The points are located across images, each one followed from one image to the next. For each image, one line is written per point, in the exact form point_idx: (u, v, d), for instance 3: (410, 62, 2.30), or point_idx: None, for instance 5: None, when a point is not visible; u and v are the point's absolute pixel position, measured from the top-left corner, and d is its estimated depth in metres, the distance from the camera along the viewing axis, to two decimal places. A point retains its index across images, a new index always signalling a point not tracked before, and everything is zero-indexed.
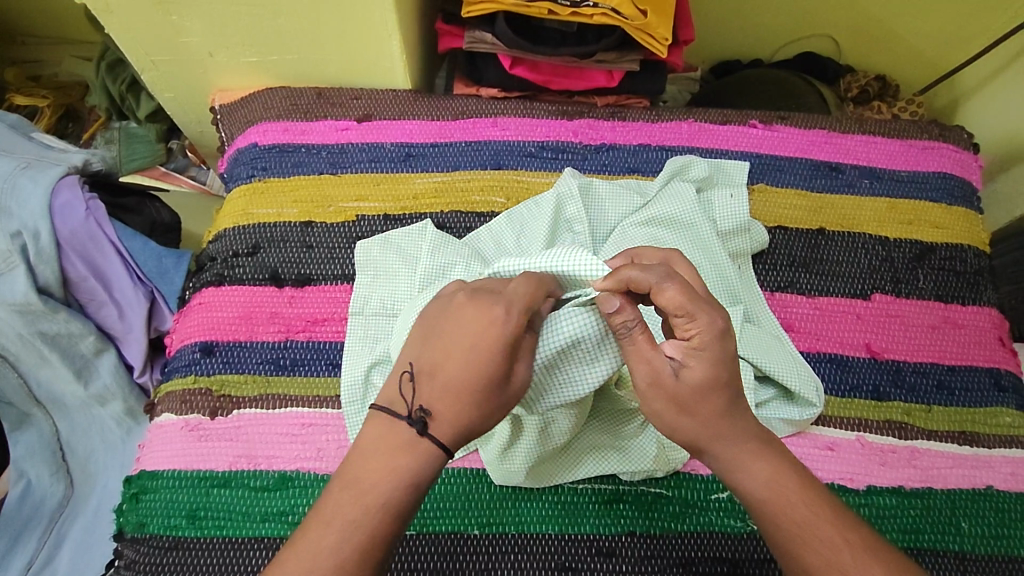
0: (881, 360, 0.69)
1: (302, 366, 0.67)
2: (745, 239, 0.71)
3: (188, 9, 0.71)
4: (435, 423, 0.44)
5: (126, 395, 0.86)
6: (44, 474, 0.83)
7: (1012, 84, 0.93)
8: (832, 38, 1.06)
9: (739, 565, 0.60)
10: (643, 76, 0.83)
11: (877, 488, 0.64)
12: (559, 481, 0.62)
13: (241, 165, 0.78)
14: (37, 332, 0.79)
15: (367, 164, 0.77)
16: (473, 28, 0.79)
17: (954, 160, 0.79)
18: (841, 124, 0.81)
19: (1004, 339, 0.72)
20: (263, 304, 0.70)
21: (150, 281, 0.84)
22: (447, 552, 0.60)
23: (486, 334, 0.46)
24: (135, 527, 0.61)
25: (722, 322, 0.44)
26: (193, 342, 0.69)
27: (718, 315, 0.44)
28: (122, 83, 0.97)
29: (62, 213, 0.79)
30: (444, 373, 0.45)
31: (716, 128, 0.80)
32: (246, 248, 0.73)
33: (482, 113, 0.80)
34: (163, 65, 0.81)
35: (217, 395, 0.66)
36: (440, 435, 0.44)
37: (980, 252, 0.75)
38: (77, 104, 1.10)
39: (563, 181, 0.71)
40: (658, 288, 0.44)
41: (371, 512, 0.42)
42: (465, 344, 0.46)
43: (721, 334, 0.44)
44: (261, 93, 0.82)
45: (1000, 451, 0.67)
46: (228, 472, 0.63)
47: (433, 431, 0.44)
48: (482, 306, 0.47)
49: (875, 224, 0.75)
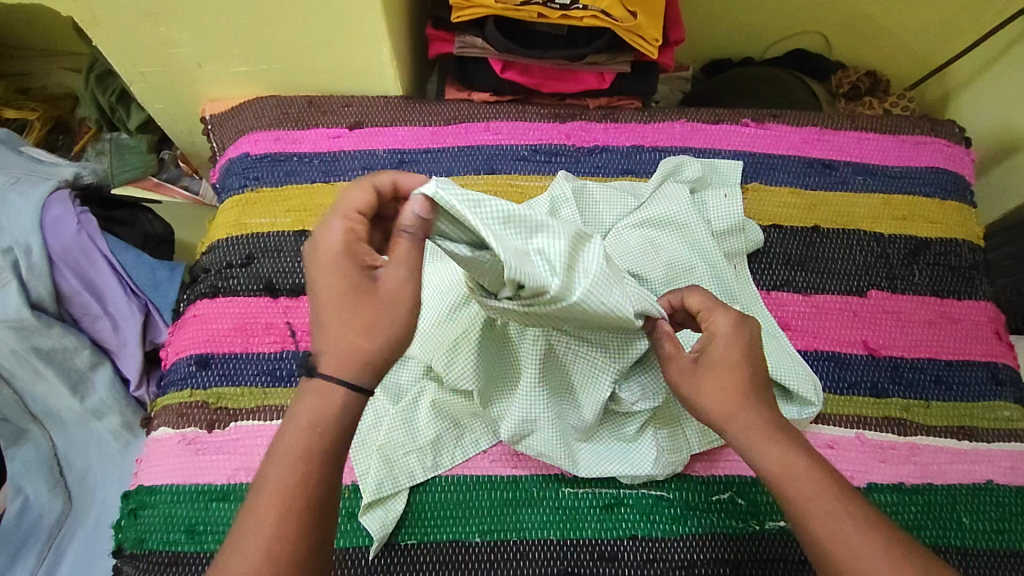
0: (879, 356, 0.69)
1: (299, 376, 0.67)
2: (739, 239, 0.71)
3: (176, 20, 0.70)
4: (321, 361, 0.44)
5: (123, 409, 0.86)
6: (42, 489, 0.82)
7: (1003, 76, 0.93)
8: (822, 34, 1.06)
9: (742, 566, 0.60)
10: (634, 77, 0.83)
11: (878, 485, 0.64)
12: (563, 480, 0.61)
13: (233, 176, 0.78)
14: (31, 348, 0.78)
15: (360, 171, 0.77)
16: (463, 33, 0.79)
17: (947, 155, 0.80)
18: (833, 121, 0.81)
19: (1000, 332, 0.72)
20: (258, 315, 0.70)
21: (145, 294, 0.83)
22: (449, 561, 0.59)
23: (325, 261, 0.45)
24: (133, 543, 0.61)
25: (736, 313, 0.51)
26: (189, 354, 0.68)
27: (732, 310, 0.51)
28: (110, 95, 0.96)
29: (53, 227, 0.78)
30: (320, 313, 0.44)
31: (709, 128, 0.80)
32: (240, 258, 0.72)
33: (475, 117, 0.80)
34: (152, 76, 0.80)
35: (214, 408, 0.66)
36: (329, 370, 0.43)
37: (975, 246, 0.75)
38: (68, 116, 1.10)
39: (557, 184, 0.70)
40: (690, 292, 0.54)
41: (298, 472, 0.42)
42: (332, 279, 0.45)
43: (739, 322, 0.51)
44: (252, 102, 0.81)
45: (999, 445, 0.67)
46: (226, 485, 0.62)
47: (324, 368, 0.43)
48: (316, 244, 0.46)
49: (869, 220, 0.75)
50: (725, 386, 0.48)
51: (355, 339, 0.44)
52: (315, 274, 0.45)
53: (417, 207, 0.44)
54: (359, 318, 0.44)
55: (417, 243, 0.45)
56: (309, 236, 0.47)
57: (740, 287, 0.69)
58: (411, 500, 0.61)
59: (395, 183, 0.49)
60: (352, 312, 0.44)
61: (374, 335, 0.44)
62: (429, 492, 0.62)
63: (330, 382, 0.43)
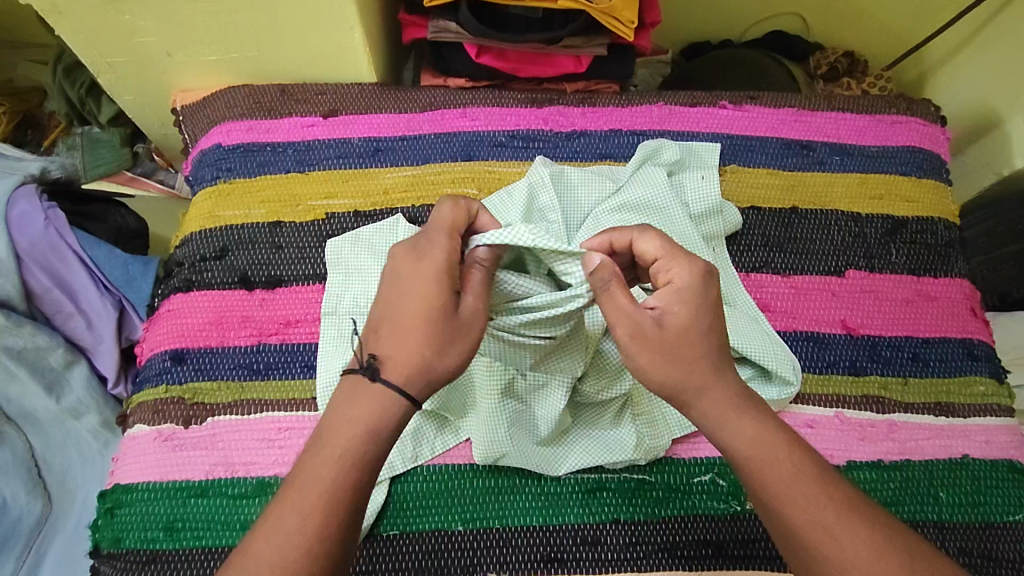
0: (857, 335, 0.69)
1: (277, 369, 0.66)
2: (718, 220, 0.71)
3: (140, 7, 0.68)
4: (386, 367, 0.46)
5: (101, 407, 0.85)
6: (19, 492, 0.80)
7: (977, 55, 0.94)
8: (799, 16, 1.06)
9: (723, 546, 0.60)
10: (611, 61, 0.82)
11: (857, 463, 0.64)
12: (546, 471, 0.61)
13: (205, 167, 0.76)
14: (2, 349, 0.77)
15: (335, 160, 0.75)
16: (437, 18, 0.77)
17: (922, 134, 0.80)
18: (810, 102, 0.81)
19: (976, 309, 0.73)
20: (234, 309, 0.68)
21: (118, 289, 0.82)
22: (432, 550, 0.59)
23: (422, 270, 0.48)
24: (111, 542, 0.60)
25: (701, 264, 0.49)
26: (164, 350, 0.67)
27: (694, 261, 0.49)
28: (81, 88, 0.94)
29: (19, 224, 0.77)
30: (402, 319, 0.47)
31: (686, 111, 0.79)
32: (214, 251, 0.71)
33: (451, 104, 0.79)
34: (119, 66, 0.78)
35: (190, 403, 0.65)
36: (394, 379, 0.46)
37: (950, 224, 0.76)
38: (36, 110, 1.07)
39: (534, 169, 0.69)
40: (640, 240, 0.51)
41: (335, 473, 0.44)
42: (420, 290, 0.47)
43: (702, 275, 0.48)
44: (223, 92, 0.79)
45: (975, 420, 0.67)
46: (205, 481, 0.61)
47: (385, 376, 0.46)
48: (419, 253, 0.49)
49: (846, 200, 0.76)
50: (693, 348, 0.46)
51: (426, 356, 0.46)
52: (404, 282, 0.48)
53: (492, 246, 0.51)
54: (435, 335, 0.47)
55: (487, 275, 0.51)
56: (410, 240, 0.50)
57: (719, 269, 0.69)
58: (392, 491, 0.61)
59: (478, 211, 0.53)
60: (432, 328, 0.47)
61: (445, 356, 0.47)
62: (410, 482, 0.61)
63: (385, 387, 0.46)
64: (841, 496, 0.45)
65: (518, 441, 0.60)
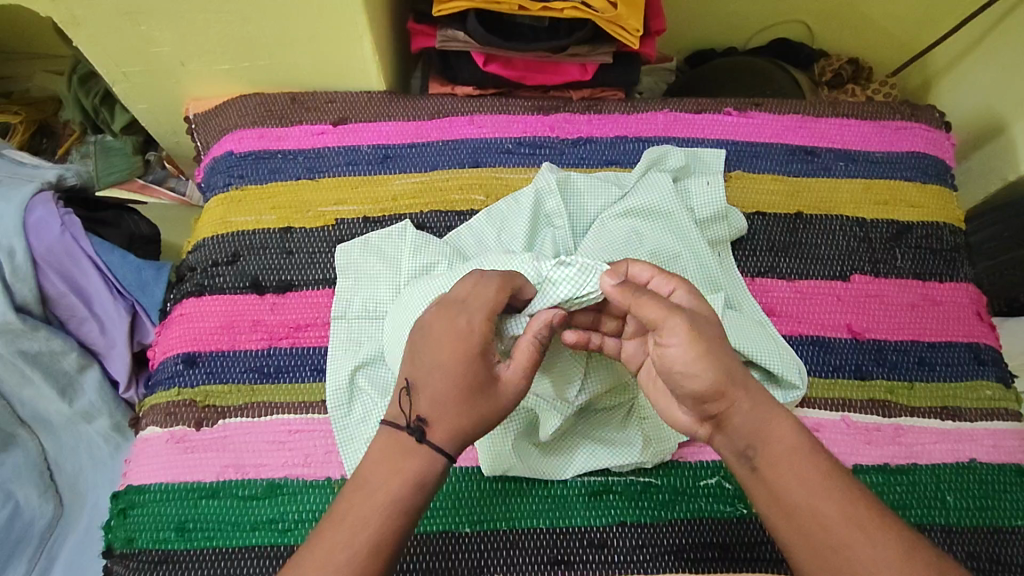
0: (862, 339, 0.70)
1: (288, 373, 0.67)
2: (723, 225, 0.72)
3: (157, 19, 0.70)
4: (429, 429, 0.49)
5: (112, 411, 0.86)
6: (32, 494, 0.82)
7: (982, 61, 0.94)
8: (803, 23, 1.07)
9: (729, 549, 0.60)
10: (617, 69, 0.83)
11: (864, 466, 0.64)
12: (548, 476, 0.62)
13: (217, 174, 0.77)
14: (17, 352, 0.78)
15: (345, 167, 0.77)
16: (445, 27, 0.79)
17: (927, 139, 0.80)
18: (815, 109, 0.81)
19: (982, 313, 0.73)
20: (245, 313, 0.69)
21: (131, 294, 0.83)
22: (441, 551, 0.59)
23: (455, 344, 0.49)
24: (124, 543, 0.61)
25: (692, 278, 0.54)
26: (176, 353, 0.68)
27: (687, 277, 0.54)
28: (94, 97, 0.97)
29: (37, 229, 0.78)
30: (431, 387, 0.49)
31: (691, 118, 0.80)
32: (225, 256, 0.72)
33: (458, 111, 0.80)
34: (134, 76, 0.80)
35: (202, 406, 0.66)
36: (435, 440, 0.48)
37: (956, 229, 0.76)
38: (51, 119, 1.09)
39: (540, 175, 0.71)
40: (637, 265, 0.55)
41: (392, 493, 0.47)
42: (450, 354, 0.49)
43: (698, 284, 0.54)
44: (234, 100, 0.81)
45: (982, 424, 0.67)
46: (216, 482, 0.62)
47: (430, 437, 0.49)
48: (451, 322, 0.50)
49: (851, 206, 0.76)
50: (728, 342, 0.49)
51: (461, 423, 0.49)
52: (433, 347, 0.50)
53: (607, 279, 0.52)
54: (470, 403, 0.48)
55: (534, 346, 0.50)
56: (442, 306, 0.51)
57: (724, 273, 0.70)
58: None
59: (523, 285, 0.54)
60: (466, 397, 0.48)
61: (479, 422, 0.49)
62: None
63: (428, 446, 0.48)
64: (849, 495, 0.46)
65: (518, 447, 0.61)
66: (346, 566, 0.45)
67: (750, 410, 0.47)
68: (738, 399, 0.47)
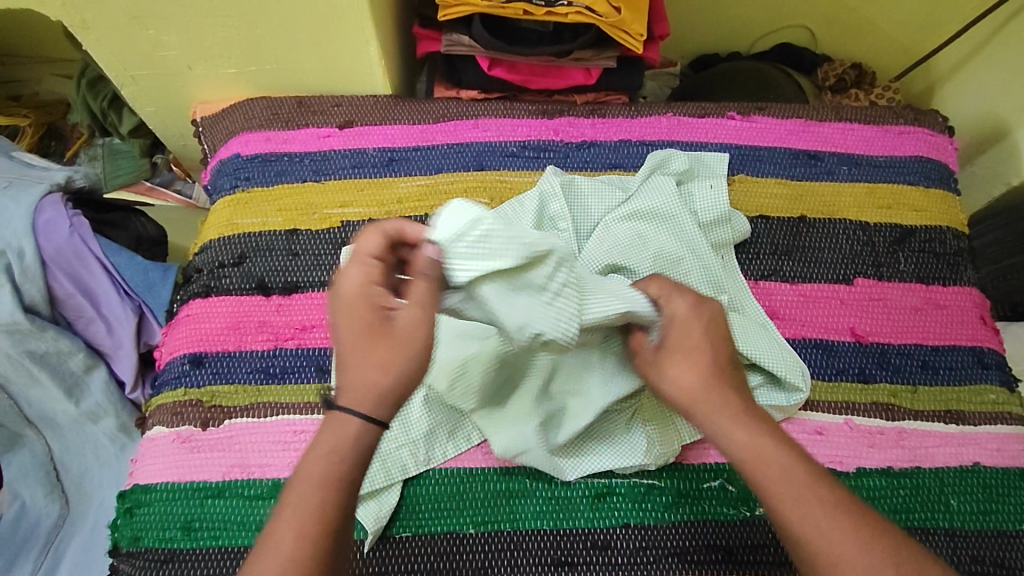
0: (866, 343, 0.70)
1: (293, 374, 0.67)
2: (726, 229, 0.72)
3: (165, 23, 0.71)
4: (340, 396, 0.45)
5: (118, 412, 0.86)
6: (38, 494, 0.83)
7: (985, 66, 0.95)
8: (806, 28, 1.07)
9: (732, 552, 0.61)
10: (621, 74, 0.84)
11: (867, 470, 0.64)
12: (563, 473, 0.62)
13: (224, 177, 0.78)
14: (25, 352, 0.79)
15: (350, 169, 0.77)
16: (450, 31, 0.79)
17: (930, 144, 0.81)
18: (818, 113, 0.82)
19: (986, 317, 0.73)
20: (251, 314, 0.70)
21: (138, 295, 0.84)
22: (445, 553, 0.60)
23: (349, 305, 0.46)
24: (130, 541, 0.61)
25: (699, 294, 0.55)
26: (182, 354, 0.69)
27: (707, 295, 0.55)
28: (103, 100, 0.97)
29: (46, 230, 0.79)
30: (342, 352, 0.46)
31: (695, 122, 0.81)
32: (232, 258, 0.73)
33: (463, 115, 0.81)
34: (142, 79, 0.81)
35: (208, 406, 0.66)
36: (349, 403, 0.44)
37: (959, 233, 0.76)
38: (60, 122, 1.10)
39: (544, 178, 0.71)
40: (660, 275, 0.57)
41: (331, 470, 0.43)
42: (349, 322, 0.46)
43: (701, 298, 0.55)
44: (242, 104, 0.82)
45: (985, 428, 0.67)
46: (221, 482, 0.63)
47: (345, 404, 0.44)
48: (337, 288, 0.47)
49: (854, 209, 0.76)
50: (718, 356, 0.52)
51: (376, 375, 0.44)
52: (337, 325, 0.46)
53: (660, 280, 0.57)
54: (374, 357, 0.45)
55: (431, 282, 0.48)
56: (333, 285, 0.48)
57: (728, 276, 0.70)
58: (405, 494, 0.62)
59: (400, 227, 0.49)
60: (368, 351, 0.45)
61: (389, 371, 0.45)
62: (421, 485, 0.62)
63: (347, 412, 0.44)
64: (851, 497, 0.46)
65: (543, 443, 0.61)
66: (300, 557, 0.41)
67: (717, 421, 0.49)
68: (713, 404, 0.50)
